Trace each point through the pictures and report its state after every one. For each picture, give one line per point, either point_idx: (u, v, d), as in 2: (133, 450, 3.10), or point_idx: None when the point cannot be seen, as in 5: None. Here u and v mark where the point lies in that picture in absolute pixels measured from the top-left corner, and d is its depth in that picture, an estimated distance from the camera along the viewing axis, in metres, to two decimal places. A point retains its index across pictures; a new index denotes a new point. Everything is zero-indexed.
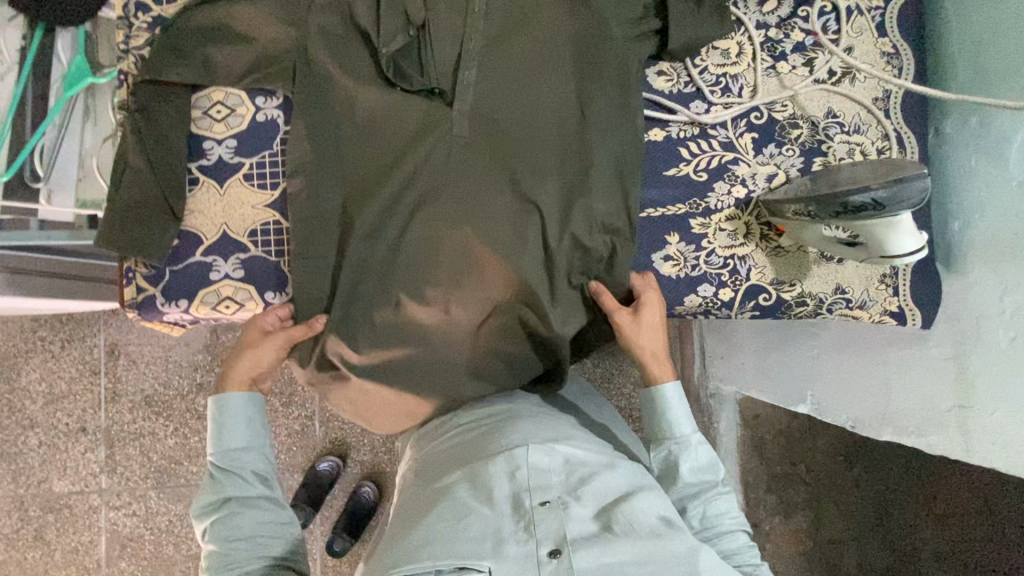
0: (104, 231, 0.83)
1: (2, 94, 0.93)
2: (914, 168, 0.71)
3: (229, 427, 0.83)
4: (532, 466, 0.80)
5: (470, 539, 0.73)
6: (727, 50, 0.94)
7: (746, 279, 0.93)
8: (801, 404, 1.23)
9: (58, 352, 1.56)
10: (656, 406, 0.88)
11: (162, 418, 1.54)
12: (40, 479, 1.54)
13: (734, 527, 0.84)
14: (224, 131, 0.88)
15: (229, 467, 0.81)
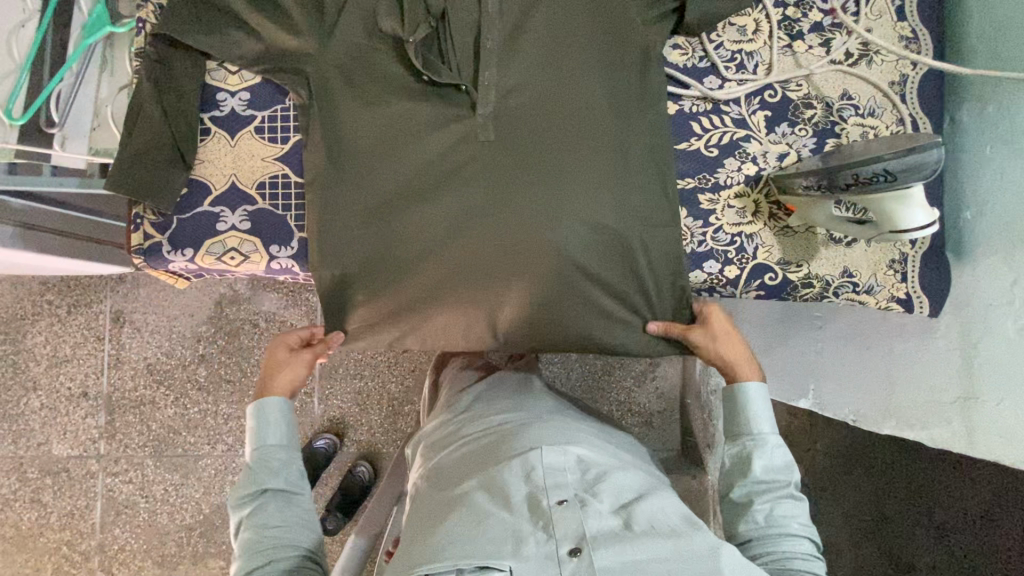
0: (111, 172, 0.83)
1: (24, 41, 0.95)
2: (929, 138, 0.71)
3: (268, 418, 0.86)
4: (546, 466, 0.80)
5: (490, 538, 0.71)
6: (744, 27, 0.94)
7: (752, 258, 0.93)
8: (801, 399, 1.19)
9: (64, 316, 1.56)
10: (738, 398, 0.88)
11: (163, 387, 1.55)
12: (40, 442, 1.55)
13: (801, 538, 0.79)
14: (238, 83, 0.88)
15: (266, 457, 0.84)
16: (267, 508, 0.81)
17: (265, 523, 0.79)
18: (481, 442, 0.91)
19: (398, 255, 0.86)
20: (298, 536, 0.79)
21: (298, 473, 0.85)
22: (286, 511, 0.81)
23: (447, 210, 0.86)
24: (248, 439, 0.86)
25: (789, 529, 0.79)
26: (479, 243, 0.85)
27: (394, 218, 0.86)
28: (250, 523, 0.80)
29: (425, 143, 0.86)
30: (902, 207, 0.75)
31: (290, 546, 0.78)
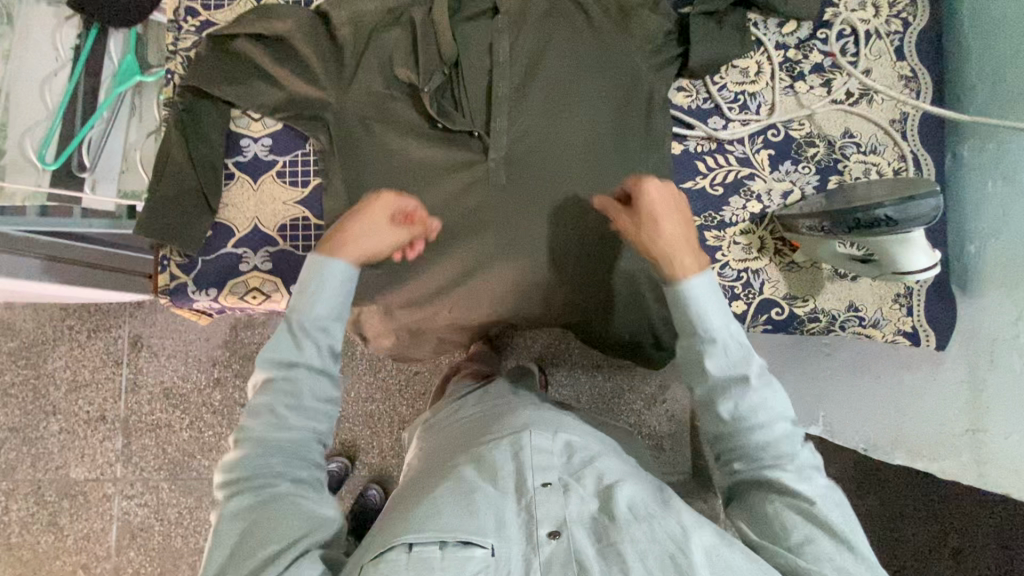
0: (141, 219, 0.87)
1: (57, 90, 1.00)
2: (927, 187, 0.74)
3: (323, 294, 0.76)
4: (533, 446, 0.75)
5: (466, 512, 0.65)
6: (746, 69, 0.97)
7: (758, 293, 0.95)
8: (812, 426, 1.19)
9: (83, 341, 1.60)
10: (684, 309, 0.74)
11: (179, 411, 1.58)
12: (58, 465, 1.58)
13: (798, 460, 0.70)
14: (260, 129, 0.92)
15: (302, 339, 0.75)
16: (294, 381, 0.73)
17: (293, 389, 0.73)
18: (472, 429, 0.90)
19: (419, 297, 0.93)
20: (313, 469, 0.73)
21: (327, 389, 0.75)
22: (317, 382, 0.74)
23: (465, 257, 0.91)
24: (288, 311, 0.76)
25: (774, 445, 0.70)
26: (495, 287, 0.92)
27: (416, 265, 0.92)
28: (268, 384, 0.73)
29: (441, 195, 0.91)
30: (903, 248, 0.78)
31: (309, 435, 0.73)
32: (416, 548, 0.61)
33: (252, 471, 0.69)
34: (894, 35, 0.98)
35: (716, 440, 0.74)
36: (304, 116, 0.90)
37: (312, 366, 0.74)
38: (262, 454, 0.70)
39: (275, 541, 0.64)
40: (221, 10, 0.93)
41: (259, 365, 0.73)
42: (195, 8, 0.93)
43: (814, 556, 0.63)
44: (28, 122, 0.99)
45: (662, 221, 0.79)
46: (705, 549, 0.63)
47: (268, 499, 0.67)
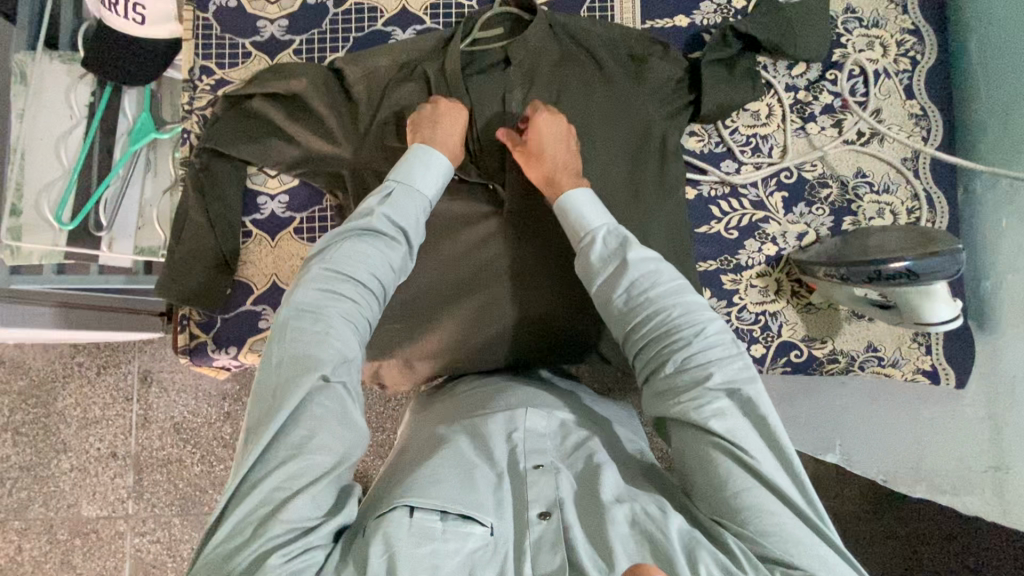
0: (162, 281, 0.88)
1: (72, 147, 1.00)
2: (948, 246, 0.75)
3: (430, 174, 0.80)
4: (529, 428, 0.73)
5: (463, 487, 0.64)
6: (757, 112, 0.97)
7: (777, 336, 0.95)
8: (827, 453, 1.10)
9: (93, 378, 1.48)
10: (566, 218, 0.80)
11: (190, 445, 1.46)
12: (69, 503, 1.46)
13: (718, 379, 0.65)
14: (278, 186, 0.92)
15: (408, 207, 0.77)
16: (388, 247, 0.74)
17: (385, 256, 0.73)
18: (475, 389, 0.86)
19: (438, 352, 0.91)
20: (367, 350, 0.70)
21: (402, 268, 0.76)
22: (395, 262, 0.74)
23: (482, 309, 0.91)
24: (393, 176, 0.80)
25: (689, 381, 0.67)
26: (513, 339, 0.91)
27: (434, 317, 0.92)
28: (363, 240, 0.72)
29: (459, 249, 0.92)
30: (925, 299, 0.78)
31: (375, 303, 0.71)
32: (419, 514, 0.60)
33: (333, 317, 0.66)
34: (903, 74, 0.99)
35: (647, 372, 0.71)
36: (323, 172, 0.90)
37: (406, 243, 0.76)
38: (352, 304, 0.68)
39: (299, 458, 0.58)
40: (235, 68, 0.94)
41: (376, 219, 0.74)
42: (209, 67, 0.94)
43: (752, 508, 0.60)
44: (44, 179, 0.99)
45: (548, 151, 0.84)
46: (682, 531, 0.61)
47: (324, 327, 0.65)
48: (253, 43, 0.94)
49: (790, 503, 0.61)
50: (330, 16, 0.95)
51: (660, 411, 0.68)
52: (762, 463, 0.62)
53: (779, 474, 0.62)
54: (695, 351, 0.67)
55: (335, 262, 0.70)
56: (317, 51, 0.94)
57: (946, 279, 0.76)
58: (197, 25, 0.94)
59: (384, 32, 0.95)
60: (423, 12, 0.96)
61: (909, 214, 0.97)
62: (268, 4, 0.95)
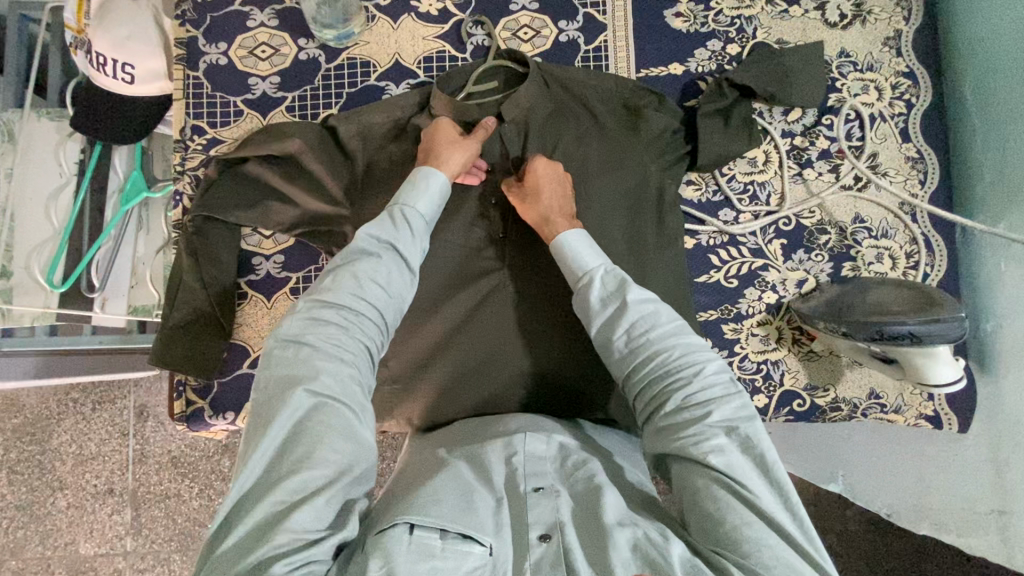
0: (156, 348, 0.87)
1: (63, 207, 0.99)
2: (950, 312, 0.75)
3: (427, 194, 0.78)
4: (528, 452, 0.72)
5: (461, 510, 0.62)
6: (754, 159, 0.97)
7: (779, 385, 0.94)
8: (831, 483, 1.09)
9: (88, 414, 1.42)
10: (563, 257, 0.79)
11: (187, 479, 1.41)
12: (66, 541, 1.42)
13: (717, 418, 0.64)
14: (272, 247, 0.92)
15: (405, 225, 0.75)
16: (381, 264, 0.71)
17: (377, 271, 0.71)
18: (473, 424, 0.84)
19: (436, 409, 0.89)
20: (370, 368, 0.68)
21: (403, 282, 0.73)
22: (395, 278, 0.72)
23: (480, 366, 0.90)
24: (393, 201, 0.77)
25: (688, 418, 0.65)
26: (514, 399, 0.89)
27: (432, 375, 0.90)
28: (357, 261, 0.71)
29: (459, 308, 0.91)
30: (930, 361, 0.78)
31: (372, 325, 0.69)
32: (418, 531, 0.58)
33: (316, 346, 0.64)
34: (898, 118, 0.98)
35: (644, 405, 0.70)
36: (322, 231, 0.90)
37: (401, 257, 0.73)
38: (339, 330, 0.66)
39: (299, 472, 0.56)
40: (227, 126, 0.93)
41: (361, 239, 0.72)
42: (202, 126, 0.93)
43: (752, 542, 0.57)
44: (35, 240, 0.98)
45: (544, 193, 0.84)
46: (684, 559, 0.58)
47: (309, 354, 0.63)
48: (245, 100, 0.94)
49: (790, 541, 0.58)
50: (323, 72, 0.95)
51: (660, 447, 0.66)
52: (761, 499, 0.59)
53: (781, 513, 0.59)
54: (695, 389, 0.66)
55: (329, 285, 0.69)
56: (310, 108, 0.94)
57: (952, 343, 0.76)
58: (188, 83, 0.94)
59: (379, 86, 0.95)
60: (416, 66, 0.96)
61: (908, 258, 0.96)
62: (260, 61, 0.95)
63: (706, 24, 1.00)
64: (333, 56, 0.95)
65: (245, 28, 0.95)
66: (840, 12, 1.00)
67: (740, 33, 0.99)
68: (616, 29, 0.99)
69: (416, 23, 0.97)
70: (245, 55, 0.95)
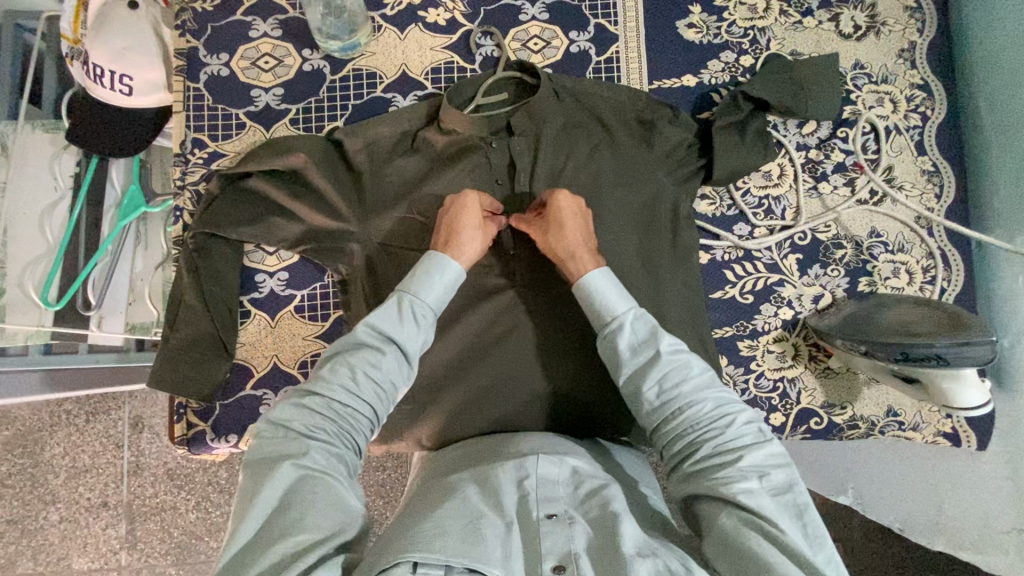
0: (156, 371, 0.83)
1: (57, 222, 0.96)
2: (981, 332, 0.74)
3: (436, 284, 0.75)
4: (540, 476, 0.68)
5: (468, 538, 0.58)
6: (769, 172, 0.96)
7: (796, 403, 0.92)
8: (841, 496, 1.05)
9: (82, 426, 1.38)
10: (589, 299, 0.75)
11: (184, 492, 1.37)
12: (60, 556, 1.37)
13: (749, 461, 0.61)
14: (276, 264, 0.90)
15: (407, 316, 0.72)
16: (381, 357, 0.69)
17: (374, 364, 0.68)
18: (486, 443, 0.81)
19: (448, 429, 0.87)
20: (357, 455, 0.66)
21: (401, 375, 0.71)
22: (392, 371, 0.69)
23: (492, 386, 0.87)
24: (398, 289, 0.75)
25: (719, 461, 0.62)
26: (528, 420, 0.87)
27: (443, 396, 0.87)
28: (356, 351, 0.69)
29: (471, 326, 0.88)
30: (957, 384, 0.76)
31: (364, 416, 0.67)
32: (423, 570, 0.54)
33: (303, 430, 0.63)
34: (913, 130, 0.97)
35: (669, 446, 0.66)
36: (328, 248, 0.87)
37: (400, 349, 0.71)
38: (325, 419, 0.64)
39: (286, 538, 0.54)
40: (229, 140, 0.91)
41: (360, 328, 0.70)
42: (203, 139, 0.90)
43: None
44: (29, 255, 0.95)
45: (568, 230, 0.81)
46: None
47: (297, 437, 0.62)
48: (248, 113, 0.91)
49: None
50: (328, 83, 0.92)
51: (688, 490, 0.63)
52: (797, 543, 0.55)
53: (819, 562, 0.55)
54: (728, 434, 0.63)
55: (326, 375, 0.67)
56: (315, 121, 0.92)
57: (981, 367, 0.75)
58: (189, 95, 0.91)
59: (386, 98, 0.93)
60: (424, 78, 0.94)
61: (925, 273, 0.95)
62: (263, 72, 0.92)
63: (719, 35, 0.98)
64: (338, 67, 0.93)
65: (247, 39, 0.92)
66: (854, 23, 0.99)
67: (753, 45, 0.98)
68: (628, 41, 0.97)
69: (424, 33, 0.95)
70: (247, 66, 0.92)
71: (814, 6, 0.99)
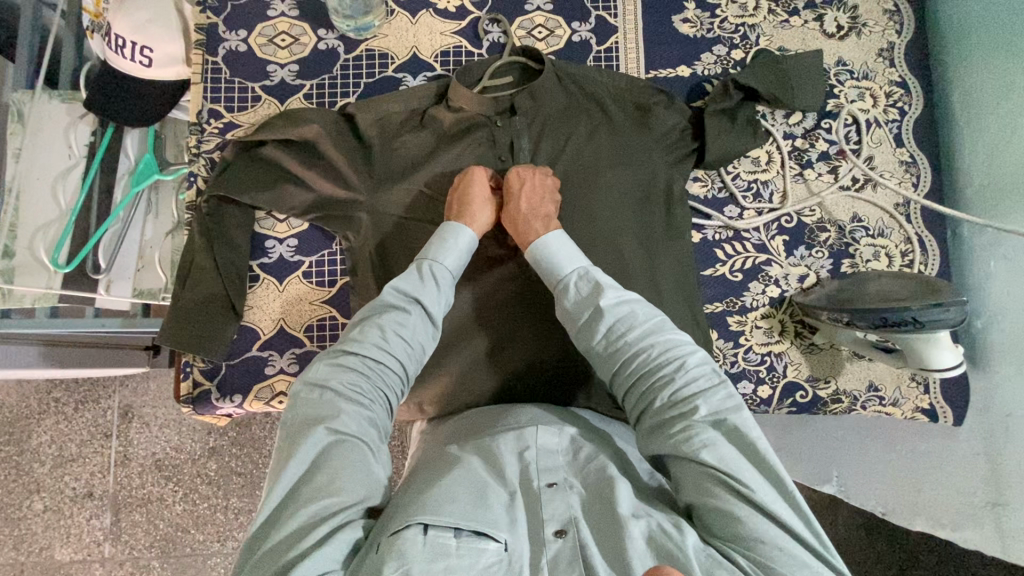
0: (168, 329, 0.87)
1: (70, 188, 0.99)
2: (952, 295, 0.79)
3: (455, 250, 0.79)
4: (541, 446, 0.66)
5: (475, 505, 0.57)
6: (757, 159, 1.01)
7: (783, 376, 0.97)
8: (825, 485, 1.11)
9: (70, 413, 1.33)
10: (541, 265, 0.80)
11: (172, 483, 1.31)
12: (42, 546, 1.31)
13: (705, 413, 0.62)
14: (286, 230, 0.93)
15: (431, 280, 0.76)
16: (407, 317, 0.72)
17: (403, 325, 0.72)
18: (485, 414, 0.80)
19: (447, 393, 0.89)
20: (386, 415, 0.68)
21: (426, 335, 0.74)
22: (418, 332, 0.73)
23: (492, 351, 0.90)
24: (420, 255, 0.79)
25: (675, 414, 0.63)
26: (526, 385, 0.89)
27: (444, 360, 0.90)
28: (382, 315, 0.72)
29: (473, 294, 0.92)
30: (936, 348, 0.83)
31: (395, 374, 0.70)
32: (433, 530, 0.54)
33: (340, 388, 0.65)
34: (892, 123, 1.03)
35: (632, 403, 0.68)
36: (337, 215, 0.90)
37: (424, 311, 0.74)
38: (360, 376, 0.66)
39: (319, 500, 0.55)
40: (245, 111, 0.95)
41: (385, 292, 0.74)
42: (219, 110, 0.95)
43: (753, 536, 0.54)
44: (40, 220, 0.97)
45: (521, 199, 0.85)
46: (701, 549, 0.54)
47: (333, 397, 0.64)
48: (264, 86, 0.96)
49: (792, 533, 0.55)
50: (341, 62, 0.97)
51: (653, 448, 0.64)
52: (756, 490, 0.57)
53: (781, 506, 0.56)
54: (680, 385, 0.64)
55: (352, 337, 0.70)
56: (328, 96, 0.97)
57: (954, 330, 0.80)
58: (208, 69, 0.96)
59: (396, 77, 0.98)
60: (433, 60, 0.99)
61: (903, 256, 1.00)
62: (280, 49, 0.97)
63: (712, 29, 1.04)
64: (351, 48, 0.98)
65: (266, 18, 0.97)
66: (837, 24, 1.06)
67: (744, 40, 1.04)
68: (626, 32, 1.03)
69: (434, 18, 1.00)
70: (264, 43, 0.97)
71: (800, 7, 1.06)
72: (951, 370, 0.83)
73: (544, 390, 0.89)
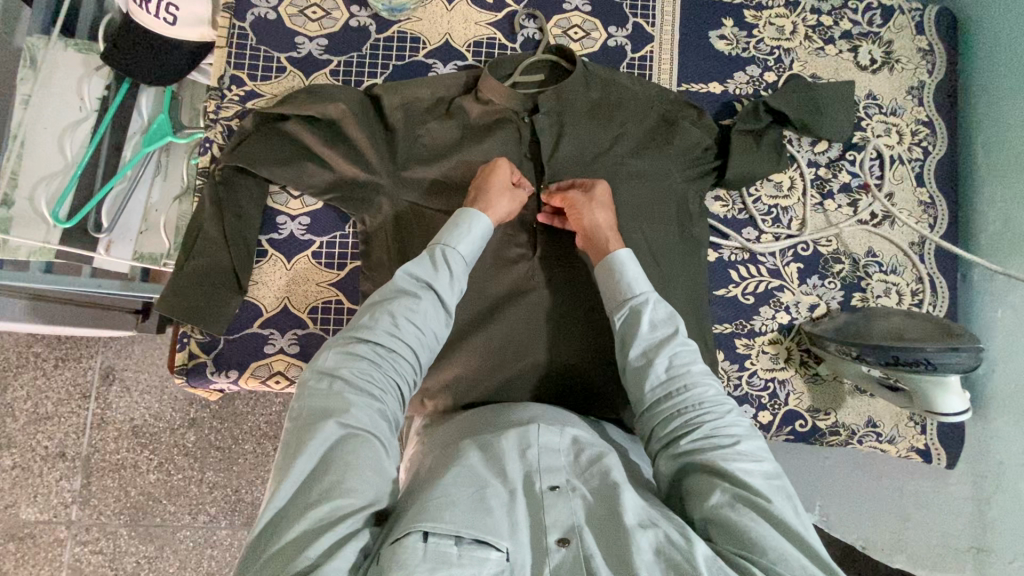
0: (169, 297, 0.84)
1: (78, 140, 0.95)
2: (967, 340, 0.80)
3: (469, 236, 0.77)
4: (542, 445, 0.63)
5: (475, 509, 0.54)
6: (780, 183, 1.01)
7: (784, 404, 0.96)
8: (808, 512, 1.06)
9: (49, 370, 1.29)
10: (611, 274, 0.77)
11: (148, 451, 1.28)
12: (5, 504, 1.27)
13: (747, 445, 0.61)
14: (300, 208, 0.91)
15: (445, 267, 0.74)
16: (419, 302, 0.70)
17: (415, 311, 0.70)
18: (486, 412, 0.76)
19: (447, 390, 0.86)
20: (398, 405, 0.66)
21: (438, 321, 0.72)
22: (430, 318, 0.71)
23: (499, 350, 0.87)
24: (434, 240, 0.76)
25: (717, 436, 0.62)
26: (529, 389, 0.87)
27: (448, 357, 0.88)
28: (394, 301, 0.70)
29: (485, 291, 0.90)
30: (943, 392, 0.84)
31: (405, 362, 0.68)
32: (433, 539, 0.51)
33: (350, 378, 0.63)
34: (915, 162, 1.03)
35: (673, 412, 0.65)
36: (353, 197, 0.88)
37: (437, 297, 0.72)
38: (371, 365, 0.65)
39: (327, 502, 0.53)
40: (268, 81, 0.93)
41: (398, 276, 0.72)
42: (241, 77, 0.92)
43: (779, 556, 0.53)
44: (44, 170, 0.93)
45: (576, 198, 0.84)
46: (711, 560, 0.52)
47: (342, 387, 0.62)
48: (290, 58, 0.94)
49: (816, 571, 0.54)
50: (371, 41, 0.95)
51: (687, 458, 0.62)
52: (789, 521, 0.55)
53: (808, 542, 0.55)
54: (728, 414, 0.64)
55: (363, 322, 0.68)
56: (355, 75, 0.94)
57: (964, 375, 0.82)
58: (234, 33, 0.93)
59: (426, 63, 0.96)
60: (465, 49, 0.97)
61: (913, 295, 1.00)
62: (310, 22, 0.95)
63: (747, 49, 1.03)
64: (384, 28, 0.96)
65: None
66: (871, 57, 1.05)
67: (778, 63, 1.03)
68: (662, 41, 1.02)
69: (470, 8, 0.98)
70: (294, 13, 0.95)
71: (836, 36, 1.06)
72: (956, 416, 0.84)
73: (547, 396, 0.87)
